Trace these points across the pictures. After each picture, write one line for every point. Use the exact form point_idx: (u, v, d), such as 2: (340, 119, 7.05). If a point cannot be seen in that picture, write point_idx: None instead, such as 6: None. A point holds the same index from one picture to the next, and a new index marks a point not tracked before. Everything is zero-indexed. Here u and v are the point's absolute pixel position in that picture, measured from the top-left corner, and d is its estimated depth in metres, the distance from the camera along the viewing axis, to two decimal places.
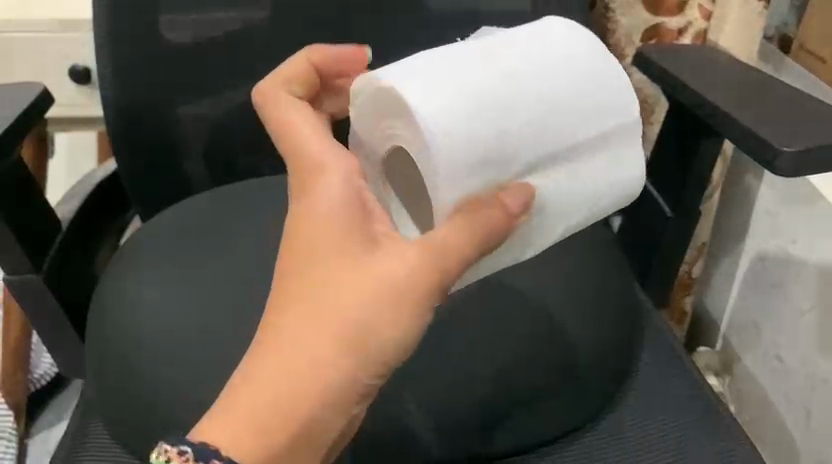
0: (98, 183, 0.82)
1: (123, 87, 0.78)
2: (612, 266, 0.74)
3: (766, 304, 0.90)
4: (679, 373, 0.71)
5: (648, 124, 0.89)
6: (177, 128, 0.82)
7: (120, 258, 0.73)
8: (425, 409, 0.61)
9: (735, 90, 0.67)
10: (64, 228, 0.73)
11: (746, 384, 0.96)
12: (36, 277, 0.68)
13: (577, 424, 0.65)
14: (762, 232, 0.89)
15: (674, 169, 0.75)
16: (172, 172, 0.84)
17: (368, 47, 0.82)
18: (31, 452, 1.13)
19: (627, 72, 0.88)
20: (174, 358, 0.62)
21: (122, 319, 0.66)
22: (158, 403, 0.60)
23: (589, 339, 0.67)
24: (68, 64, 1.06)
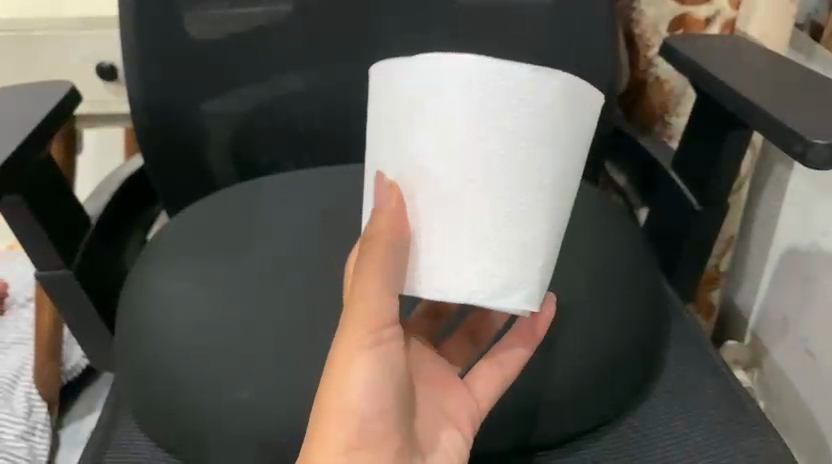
0: (126, 179, 0.83)
1: (149, 84, 0.79)
2: (637, 257, 0.73)
3: (796, 298, 0.88)
4: (706, 367, 0.71)
5: (676, 116, 0.88)
6: (203, 124, 0.82)
7: (148, 252, 0.75)
8: None
9: (765, 81, 0.66)
10: (93, 223, 0.75)
11: (775, 378, 0.94)
12: (66, 273, 0.69)
13: (595, 424, 0.64)
14: (792, 224, 0.87)
15: (702, 162, 0.74)
16: (198, 166, 0.85)
17: (390, 41, 0.82)
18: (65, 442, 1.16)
19: (653, 63, 0.86)
20: (200, 352, 0.63)
21: (151, 313, 0.67)
22: (188, 394, 0.62)
23: (616, 332, 0.66)
24: (96, 61, 1.07)
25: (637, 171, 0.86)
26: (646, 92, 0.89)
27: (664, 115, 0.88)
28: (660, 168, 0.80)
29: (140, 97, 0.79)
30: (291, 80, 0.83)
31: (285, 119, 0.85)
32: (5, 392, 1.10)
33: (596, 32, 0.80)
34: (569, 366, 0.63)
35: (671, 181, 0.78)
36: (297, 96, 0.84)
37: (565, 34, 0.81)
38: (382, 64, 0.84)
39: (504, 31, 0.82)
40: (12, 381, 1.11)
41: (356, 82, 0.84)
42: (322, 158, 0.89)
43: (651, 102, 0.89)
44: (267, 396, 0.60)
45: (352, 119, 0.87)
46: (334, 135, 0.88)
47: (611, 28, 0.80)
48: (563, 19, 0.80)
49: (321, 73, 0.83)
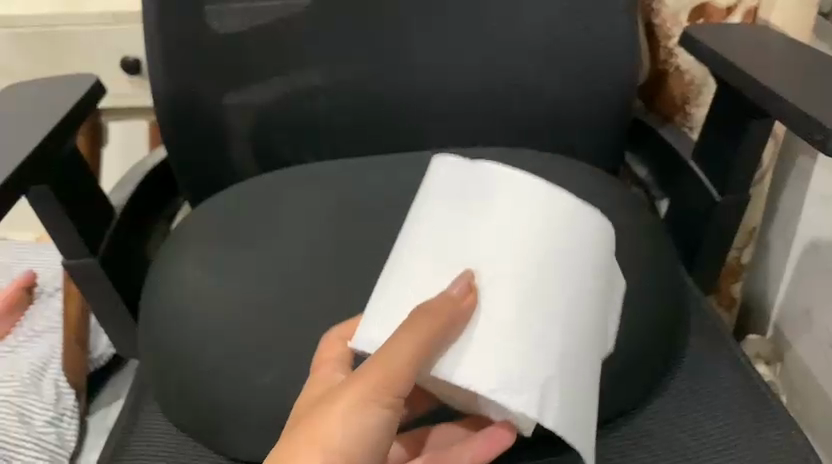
0: (149, 171, 0.84)
1: (172, 76, 0.80)
2: (656, 249, 0.73)
3: (820, 291, 0.87)
4: (726, 360, 0.70)
5: (695, 107, 0.86)
6: (226, 116, 0.84)
7: (171, 242, 0.76)
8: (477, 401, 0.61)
9: (786, 71, 0.65)
10: (117, 213, 0.76)
11: (798, 372, 0.93)
12: (92, 261, 0.70)
13: (613, 413, 0.64)
14: (816, 215, 0.86)
15: (721, 154, 0.73)
16: (220, 157, 0.86)
17: (408, 34, 0.83)
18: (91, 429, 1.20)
19: (674, 52, 0.85)
20: (220, 341, 0.64)
21: (174, 302, 0.68)
22: (207, 383, 0.63)
23: (636, 323, 0.66)
24: (121, 55, 1.09)
25: (659, 164, 0.85)
26: (665, 83, 0.88)
27: (684, 105, 0.87)
28: (680, 160, 0.79)
29: (163, 90, 0.81)
30: (311, 73, 0.84)
31: (306, 110, 0.86)
32: (35, 377, 1.12)
33: (615, 23, 0.80)
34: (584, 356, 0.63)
35: (694, 172, 0.77)
36: (317, 88, 0.85)
37: (585, 26, 0.81)
38: (401, 54, 0.84)
39: (522, 22, 0.82)
40: (41, 367, 1.14)
41: (376, 73, 0.85)
42: (342, 147, 0.90)
43: (672, 92, 0.88)
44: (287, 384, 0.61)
45: (373, 111, 0.87)
46: (353, 125, 0.88)
47: (631, 18, 0.80)
48: (584, 9, 0.80)
49: (340, 66, 0.84)
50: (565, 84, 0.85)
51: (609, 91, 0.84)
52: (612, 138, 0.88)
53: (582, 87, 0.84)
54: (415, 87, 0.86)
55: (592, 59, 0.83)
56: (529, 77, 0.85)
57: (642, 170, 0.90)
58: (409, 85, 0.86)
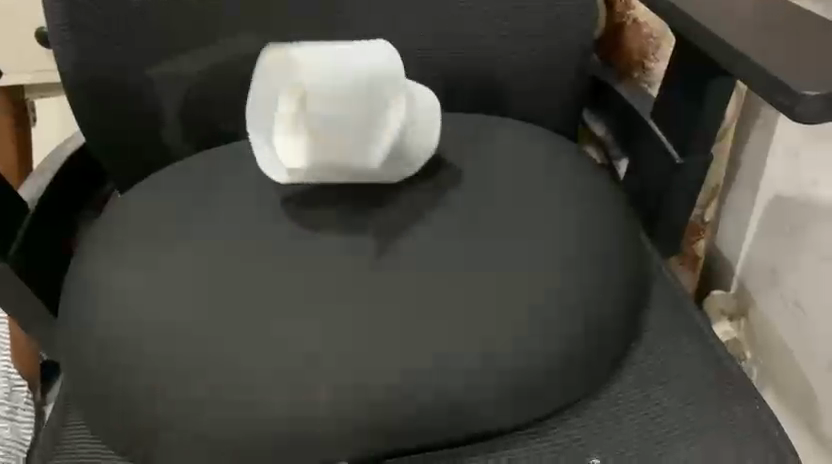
0: (66, 159, 0.77)
1: (84, 51, 0.72)
2: (618, 217, 0.68)
3: (784, 248, 0.85)
4: (691, 333, 0.67)
5: (655, 61, 0.82)
6: (148, 92, 0.76)
7: (94, 236, 0.69)
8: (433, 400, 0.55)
9: (751, 22, 0.60)
10: (30, 210, 0.70)
11: (763, 329, 0.91)
12: (2, 266, 0.63)
13: (577, 398, 0.60)
14: (780, 171, 0.83)
15: (683, 112, 0.69)
16: (146, 139, 0.79)
17: None
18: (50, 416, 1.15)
19: (631, 4, 0.81)
20: (142, 348, 0.57)
21: (90, 300, 0.61)
22: (130, 399, 0.56)
23: (601, 298, 0.61)
24: (38, 26, 1.01)
25: (618, 123, 0.81)
26: (623, 37, 0.83)
27: (643, 60, 0.82)
28: (640, 119, 0.75)
29: (73, 66, 0.73)
30: (242, 40, 0.77)
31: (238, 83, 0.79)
32: None
33: None
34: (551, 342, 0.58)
35: (656, 132, 0.73)
36: (249, 57, 0.78)
37: None
38: (338, 15, 0.78)
39: None
40: None
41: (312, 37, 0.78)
42: None
43: (630, 46, 0.83)
44: (222, 395, 0.54)
45: None
46: None
47: None
48: None
49: (275, 31, 0.77)
50: (517, 38, 0.79)
51: (564, 46, 0.79)
52: (568, 98, 0.83)
53: (536, 42, 0.79)
54: (355, 50, 0.80)
55: (546, 11, 0.78)
56: (476, 33, 0.79)
57: (601, 128, 0.85)
58: (349, 49, 0.79)
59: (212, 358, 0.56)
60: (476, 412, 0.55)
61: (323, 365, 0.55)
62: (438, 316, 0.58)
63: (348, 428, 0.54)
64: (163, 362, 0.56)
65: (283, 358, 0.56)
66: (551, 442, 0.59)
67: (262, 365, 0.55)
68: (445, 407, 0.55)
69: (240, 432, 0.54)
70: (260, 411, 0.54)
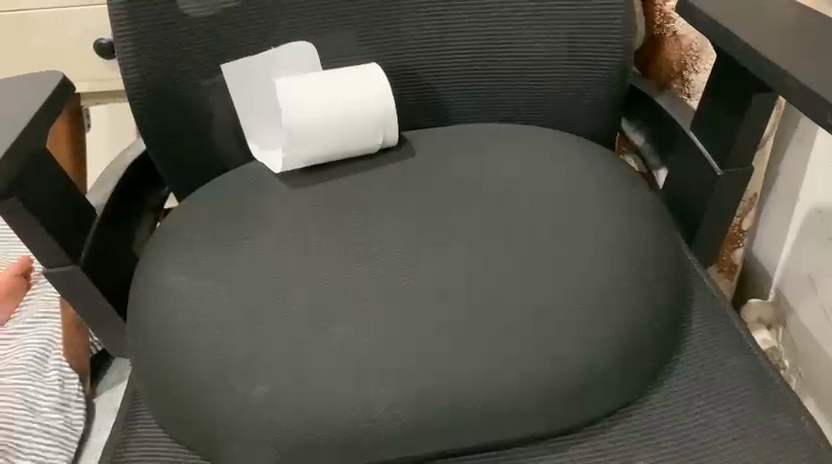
0: (130, 166, 0.81)
1: (146, 67, 0.76)
2: (657, 228, 0.70)
3: (823, 258, 0.85)
4: (731, 343, 0.68)
5: (694, 73, 0.82)
6: (205, 103, 0.80)
7: (156, 241, 0.73)
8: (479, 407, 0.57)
9: (789, 39, 0.61)
10: (99, 214, 0.74)
11: (801, 338, 0.92)
12: (76, 267, 0.68)
13: (628, 399, 0.61)
14: (819, 181, 0.83)
15: (723, 125, 0.70)
16: (203, 148, 0.83)
17: (392, 6, 0.80)
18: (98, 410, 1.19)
19: (671, 17, 0.82)
20: (206, 347, 0.61)
21: (159, 304, 0.66)
22: (196, 397, 0.60)
23: (642, 307, 0.63)
24: (94, 38, 1.05)
25: (657, 133, 0.82)
26: (664, 49, 0.85)
27: (682, 72, 0.84)
28: (681, 130, 0.76)
29: (134, 80, 0.77)
30: None
31: None
32: (38, 365, 1.13)
33: None
34: (599, 348, 0.60)
35: (697, 143, 0.74)
36: None
37: None
38: (386, 27, 0.81)
39: None
40: (43, 354, 1.14)
41: (360, 48, 0.81)
42: None
43: (670, 58, 0.84)
44: (281, 394, 0.58)
45: None
46: None
47: None
48: None
49: (322, 43, 0.81)
50: (557, 50, 0.81)
51: (605, 58, 0.81)
52: (608, 107, 0.84)
53: (577, 55, 0.81)
54: (401, 60, 0.83)
55: (586, 25, 0.79)
56: (518, 44, 0.82)
57: (639, 138, 0.86)
58: (395, 58, 0.83)
59: (272, 359, 0.59)
60: (522, 418, 0.57)
61: (376, 367, 0.58)
62: (484, 321, 0.60)
63: (402, 428, 0.57)
64: (228, 362, 0.60)
65: (338, 359, 0.59)
66: (598, 447, 0.60)
67: (320, 365, 0.59)
68: (492, 414, 0.57)
69: (300, 427, 0.57)
70: (317, 410, 0.57)
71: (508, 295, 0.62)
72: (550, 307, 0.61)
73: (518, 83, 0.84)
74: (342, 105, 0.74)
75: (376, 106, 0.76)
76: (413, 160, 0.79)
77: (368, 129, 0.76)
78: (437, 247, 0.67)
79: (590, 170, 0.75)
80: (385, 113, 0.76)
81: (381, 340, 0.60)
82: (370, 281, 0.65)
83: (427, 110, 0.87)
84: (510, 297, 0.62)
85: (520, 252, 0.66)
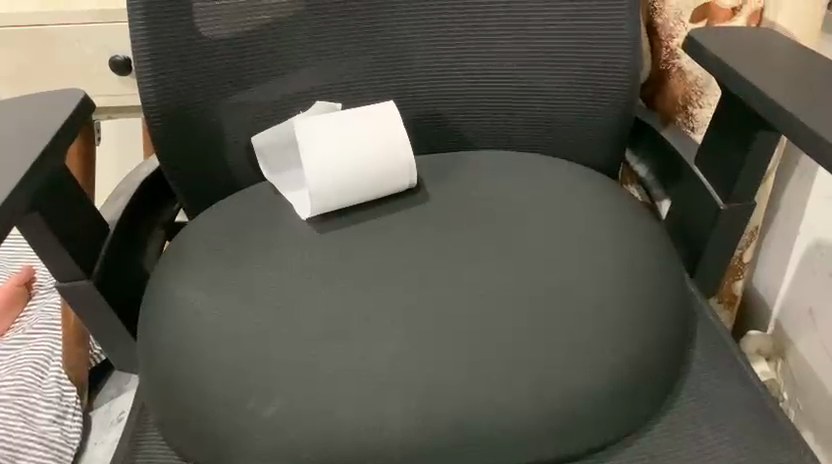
0: (144, 182, 0.83)
1: (164, 88, 0.78)
2: (662, 259, 0.71)
3: (823, 292, 0.87)
4: (733, 374, 0.69)
5: (698, 108, 0.85)
6: (220, 124, 0.82)
7: (168, 257, 0.75)
8: (486, 431, 0.58)
9: (794, 81, 0.63)
10: (112, 230, 0.75)
11: (800, 370, 0.93)
12: (89, 282, 0.70)
13: (633, 427, 0.62)
14: (820, 217, 0.85)
15: (727, 162, 0.72)
16: (215, 166, 0.84)
17: (405, 33, 0.82)
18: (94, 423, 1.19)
19: (677, 53, 0.84)
20: (217, 364, 0.62)
21: (172, 321, 0.67)
22: (206, 415, 0.60)
23: (648, 337, 0.64)
24: (109, 53, 1.07)
25: (661, 165, 0.84)
26: (668, 83, 0.87)
27: (686, 106, 0.86)
28: (685, 164, 0.78)
29: (151, 101, 0.78)
30: (306, 76, 0.82)
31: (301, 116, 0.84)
32: (37, 376, 1.13)
33: (617, 21, 0.79)
34: (605, 374, 0.61)
35: (702, 177, 0.76)
36: (313, 91, 0.83)
37: (587, 26, 0.80)
38: (401, 54, 0.83)
39: (522, 21, 0.81)
40: (43, 364, 1.15)
41: (375, 73, 0.83)
42: None
43: (674, 93, 0.86)
44: (291, 413, 0.59)
45: None
46: None
47: (634, 17, 0.78)
48: (585, 8, 0.79)
49: (337, 69, 0.82)
50: (566, 83, 0.83)
51: (613, 92, 0.83)
52: (614, 138, 0.86)
53: (586, 88, 0.83)
54: (414, 87, 0.85)
55: (596, 59, 0.81)
56: (529, 74, 0.84)
57: (642, 168, 0.88)
58: (407, 84, 0.84)
59: (284, 377, 0.60)
60: (527, 444, 0.58)
61: (385, 389, 0.59)
62: (491, 347, 0.62)
63: (409, 450, 0.57)
64: (241, 379, 0.61)
65: (349, 378, 0.60)
66: None
67: (331, 384, 0.60)
68: (499, 438, 0.58)
69: (309, 446, 0.58)
70: (327, 430, 0.58)
71: (516, 320, 0.64)
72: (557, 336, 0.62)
73: (526, 112, 0.86)
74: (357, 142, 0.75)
75: (394, 146, 0.77)
76: (423, 184, 0.80)
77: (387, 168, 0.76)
78: (446, 272, 0.69)
79: (595, 200, 0.77)
80: (401, 154, 0.77)
81: (391, 360, 0.61)
82: (380, 302, 0.66)
83: (437, 134, 0.89)
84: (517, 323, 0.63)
85: (528, 277, 0.68)
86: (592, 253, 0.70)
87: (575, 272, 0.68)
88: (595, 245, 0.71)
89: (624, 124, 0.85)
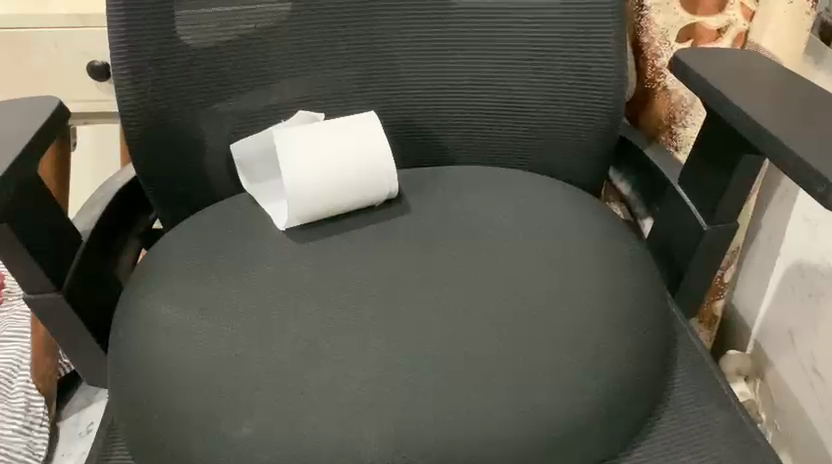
0: (120, 192, 0.81)
1: (142, 96, 0.76)
2: (644, 280, 0.71)
3: (802, 313, 0.87)
4: (714, 397, 0.68)
5: (682, 127, 0.85)
6: (199, 134, 0.80)
7: (143, 270, 0.72)
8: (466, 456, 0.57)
9: (780, 105, 0.63)
10: (84, 241, 0.72)
11: (779, 391, 0.93)
12: (59, 295, 0.68)
13: (614, 452, 0.61)
14: (800, 239, 0.85)
15: (711, 183, 0.72)
16: (193, 177, 0.82)
17: (390, 46, 0.81)
18: (60, 436, 1.15)
19: (662, 73, 0.84)
20: (190, 383, 0.60)
21: (145, 337, 0.65)
22: (177, 436, 0.58)
23: (630, 360, 0.63)
24: (87, 58, 1.05)
25: (644, 184, 0.84)
26: (653, 102, 0.87)
27: (670, 125, 0.86)
28: (669, 185, 0.78)
29: (128, 109, 0.76)
30: (289, 87, 0.81)
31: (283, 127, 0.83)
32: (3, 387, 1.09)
33: (603, 39, 0.79)
34: (588, 399, 0.60)
35: (685, 198, 0.75)
36: (295, 103, 0.82)
37: (572, 44, 0.79)
38: (385, 67, 0.82)
39: (508, 37, 0.80)
40: (10, 374, 1.10)
41: (360, 86, 0.82)
42: None
43: (658, 112, 0.86)
44: (265, 435, 0.57)
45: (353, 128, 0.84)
46: None
47: (619, 36, 0.78)
48: (571, 26, 0.79)
49: (320, 80, 0.81)
50: (551, 99, 0.83)
51: (598, 111, 0.82)
52: (598, 156, 0.86)
53: (570, 106, 0.82)
54: (398, 100, 0.84)
55: (581, 77, 0.81)
56: (514, 90, 0.83)
57: (625, 187, 0.88)
58: (391, 98, 0.83)
59: (259, 398, 0.59)
60: None
61: (362, 411, 0.58)
62: (473, 368, 0.60)
63: None
64: (214, 399, 0.59)
65: (327, 400, 0.58)
66: None
67: (308, 404, 0.58)
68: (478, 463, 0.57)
69: None
70: (302, 454, 0.56)
71: (499, 340, 0.63)
72: (539, 358, 0.61)
73: (511, 128, 0.85)
74: (340, 155, 0.74)
75: (377, 159, 0.75)
76: (406, 199, 0.79)
77: (369, 183, 0.75)
78: (428, 290, 0.67)
79: (579, 218, 0.76)
80: (384, 168, 0.76)
81: (370, 382, 0.60)
82: (360, 321, 0.65)
83: (421, 149, 0.88)
84: (499, 344, 0.62)
85: (511, 297, 0.67)
86: (575, 273, 0.69)
87: (558, 292, 0.67)
88: (578, 264, 0.70)
89: (608, 142, 0.84)
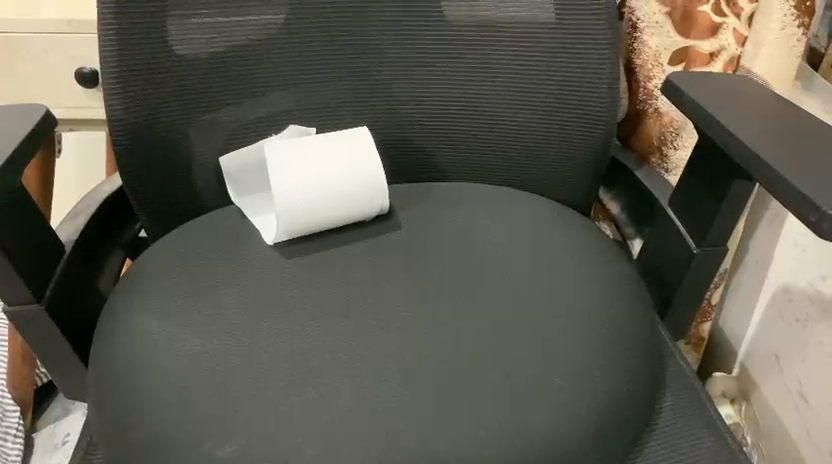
0: (104, 200, 0.79)
1: (131, 104, 0.75)
2: (635, 301, 0.70)
3: (790, 337, 0.87)
4: (704, 421, 0.68)
5: (673, 149, 0.85)
6: (188, 145, 0.79)
7: (128, 282, 0.71)
8: None
9: (773, 132, 0.63)
10: (67, 251, 0.71)
11: (764, 413, 0.93)
12: (39, 307, 0.66)
13: None
14: (789, 262, 0.85)
15: (701, 207, 0.72)
16: (181, 188, 0.81)
17: (383, 61, 0.80)
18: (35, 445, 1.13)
19: (655, 95, 0.84)
20: (173, 399, 0.59)
21: (127, 351, 0.63)
22: (158, 454, 0.57)
23: (620, 382, 0.63)
24: (75, 64, 1.03)
25: (634, 203, 0.84)
26: (644, 124, 0.87)
27: (661, 147, 0.86)
28: (659, 206, 0.78)
29: (117, 118, 0.75)
30: (280, 99, 0.80)
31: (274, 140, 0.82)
32: None
33: (597, 60, 0.79)
34: (579, 421, 0.59)
35: (676, 219, 0.75)
36: (286, 116, 0.81)
37: (567, 63, 0.79)
38: (378, 81, 0.81)
39: (502, 55, 0.80)
40: None
41: (352, 100, 0.82)
42: None
43: (649, 133, 0.87)
44: (249, 454, 0.55)
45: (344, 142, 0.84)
46: None
47: (612, 56, 0.79)
48: (565, 46, 0.79)
49: (312, 93, 0.81)
50: (544, 118, 0.83)
51: (591, 131, 0.82)
52: (589, 176, 0.86)
53: (563, 125, 0.82)
54: (390, 115, 0.83)
55: (575, 97, 0.81)
56: (507, 108, 0.83)
57: (615, 206, 0.88)
58: (383, 112, 0.83)
59: (244, 416, 0.57)
60: None
61: (350, 431, 0.56)
62: (463, 388, 0.60)
63: None
64: (196, 417, 0.57)
65: (312, 420, 0.57)
66: None
67: (294, 423, 0.57)
68: None
69: None
70: None
71: (489, 360, 0.62)
72: (531, 379, 0.61)
73: (503, 146, 0.85)
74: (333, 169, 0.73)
75: (369, 173, 0.75)
76: (396, 214, 0.79)
77: (361, 199, 0.74)
78: (418, 308, 0.67)
79: (570, 238, 0.76)
80: (377, 183, 0.75)
81: (358, 401, 0.58)
82: (348, 338, 0.64)
83: (412, 164, 0.87)
84: (489, 364, 0.62)
85: (502, 316, 0.66)
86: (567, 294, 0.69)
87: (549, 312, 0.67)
88: (569, 284, 0.70)
89: (600, 162, 0.84)
